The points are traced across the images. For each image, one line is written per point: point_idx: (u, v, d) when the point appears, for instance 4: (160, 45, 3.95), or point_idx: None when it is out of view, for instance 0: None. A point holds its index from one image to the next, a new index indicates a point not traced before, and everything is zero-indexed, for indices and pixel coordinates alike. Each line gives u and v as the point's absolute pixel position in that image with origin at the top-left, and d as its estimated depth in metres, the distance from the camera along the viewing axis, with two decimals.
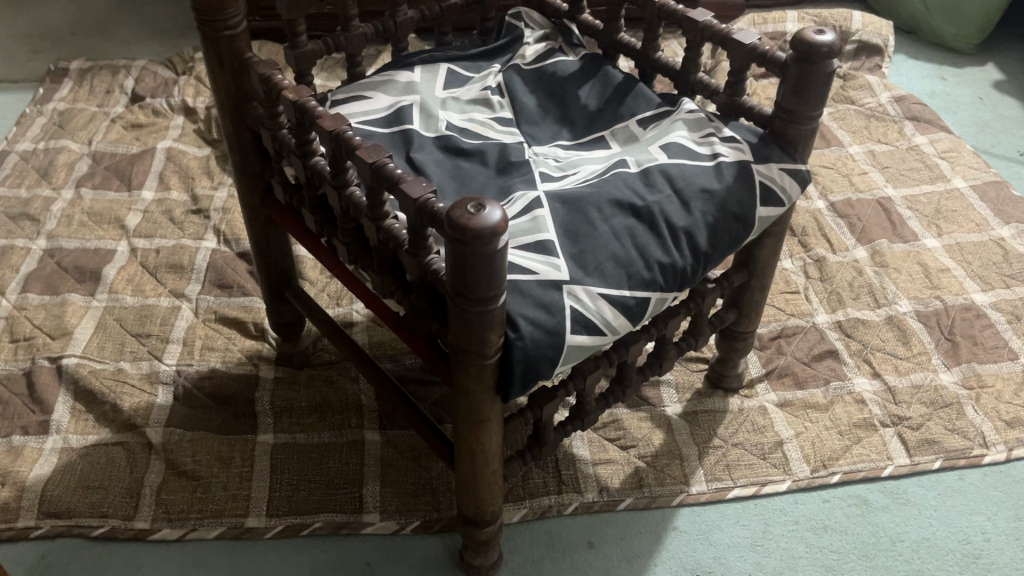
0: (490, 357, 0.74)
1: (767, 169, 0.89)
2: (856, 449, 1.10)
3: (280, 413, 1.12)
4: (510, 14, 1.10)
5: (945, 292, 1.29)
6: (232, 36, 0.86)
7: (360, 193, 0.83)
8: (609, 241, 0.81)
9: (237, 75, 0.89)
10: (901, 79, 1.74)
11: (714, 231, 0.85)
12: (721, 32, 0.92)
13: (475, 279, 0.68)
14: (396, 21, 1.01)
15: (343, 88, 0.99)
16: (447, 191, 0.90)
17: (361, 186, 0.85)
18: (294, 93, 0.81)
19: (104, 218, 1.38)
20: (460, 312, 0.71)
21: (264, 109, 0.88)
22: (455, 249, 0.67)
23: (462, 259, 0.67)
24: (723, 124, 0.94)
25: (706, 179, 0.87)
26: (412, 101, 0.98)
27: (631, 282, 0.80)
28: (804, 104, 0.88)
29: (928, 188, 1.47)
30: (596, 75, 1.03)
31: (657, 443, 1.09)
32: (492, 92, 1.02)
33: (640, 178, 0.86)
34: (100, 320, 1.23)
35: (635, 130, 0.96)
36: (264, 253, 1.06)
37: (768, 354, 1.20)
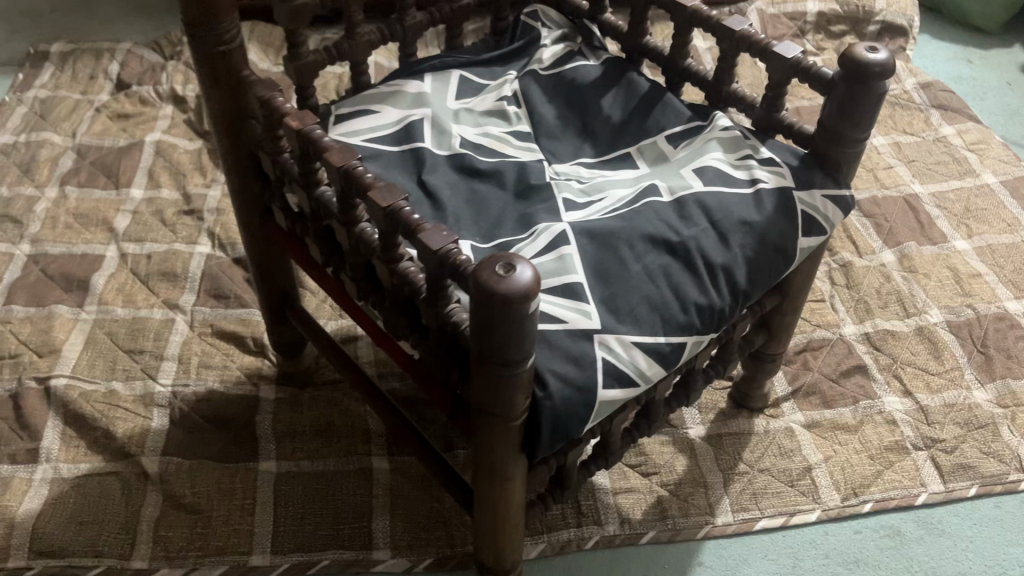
0: (515, 414, 0.67)
1: (809, 196, 0.82)
2: (888, 475, 1.05)
3: (283, 437, 1.06)
4: (526, 13, 1.02)
5: (977, 299, 1.23)
6: (227, 52, 0.79)
7: (371, 228, 0.76)
8: (643, 282, 0.75)
9: (233, 93, 0.82)
10: (925, 62, 1.67)
11: (754, 266, 0.79)
12: (759, 42, 0.85)
13: (504, 339, 0.61)
14: (404, 26, 0.93)
15: (347, 100, 0.91)
16: (464, 219, 0.83)
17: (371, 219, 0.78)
18: (297, 120, 0.74)
19: (92, 220, 1.31)
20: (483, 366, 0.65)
21: (263, 131, 0.80)
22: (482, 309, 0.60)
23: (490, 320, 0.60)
24: (759, 143, 0.87)
25: (744, 208, 0.80)
26: (423, 115, 0.90)
27: (666, 327, 0.74)
28: (851, 126, 0.81)
29: (956, 184, 1.40)
30: (619, 83, 0.96)
31: (680, 470, 1.04)
32: (508, 103, 0.94)
33: (673, 209, 0.80)
34: (89, 335, 1.16)
35: (664, 147, 0.89)
36: (263, 277, 0.99)
37: (795, 370, 1.15)
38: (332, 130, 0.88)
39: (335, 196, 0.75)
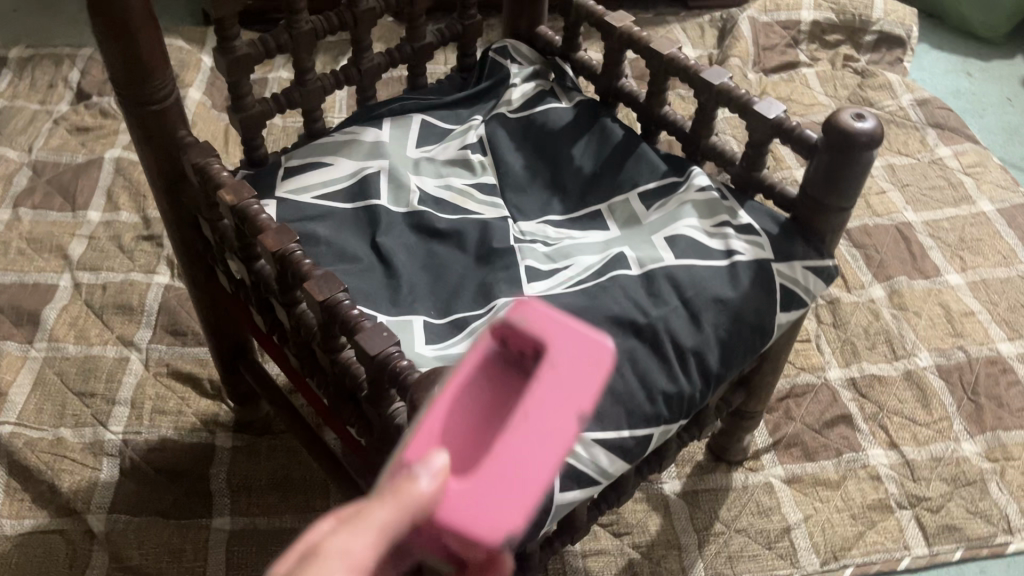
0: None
1: (788, 268, 0.77)
2: (870, 536, 1.00)
3: (238, 491, 1.02)
4: (495, 48, 0.95)
5: (968, 341, 1.18)
6: (161, 111, 0.73)
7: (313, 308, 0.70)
8: (607, 370, 0.69)
9: (169, 153, 0.76)
10: (923, 74, 1.60)
11: (727, 348, 0.73)
12: (740, 98, 0.79)
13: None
14: (360, 69, 0.86)
15: (298, 150, 0.85)
16: (420, 288, 0.77)
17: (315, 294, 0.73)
18: (231, 193, 0.68)
19: (45, 246, 1.25)
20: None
21: (200, 196, 0.74)
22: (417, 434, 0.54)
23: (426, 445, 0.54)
24: (737, 204, 0.81)
25: (718, 284, 0.74)
26: (379, 167, 0.84)
27: (631, 419, 0.69)
28: (835, 195, 0.75)
29: (951, 211, 1.34)
30: (591, 129, 0.90)
31: (653, 531, 1.00)
32: (472, 151, 0.88)
33: (642, 284, 0.74)
34: (38, 375, 1.11)
35: (636, 207, 0.83)
36: (212, 331, 0.93)
37: (776, 420, 1.09)
38: (279, 185, 0.82)
39: (274, 277, 0.69)
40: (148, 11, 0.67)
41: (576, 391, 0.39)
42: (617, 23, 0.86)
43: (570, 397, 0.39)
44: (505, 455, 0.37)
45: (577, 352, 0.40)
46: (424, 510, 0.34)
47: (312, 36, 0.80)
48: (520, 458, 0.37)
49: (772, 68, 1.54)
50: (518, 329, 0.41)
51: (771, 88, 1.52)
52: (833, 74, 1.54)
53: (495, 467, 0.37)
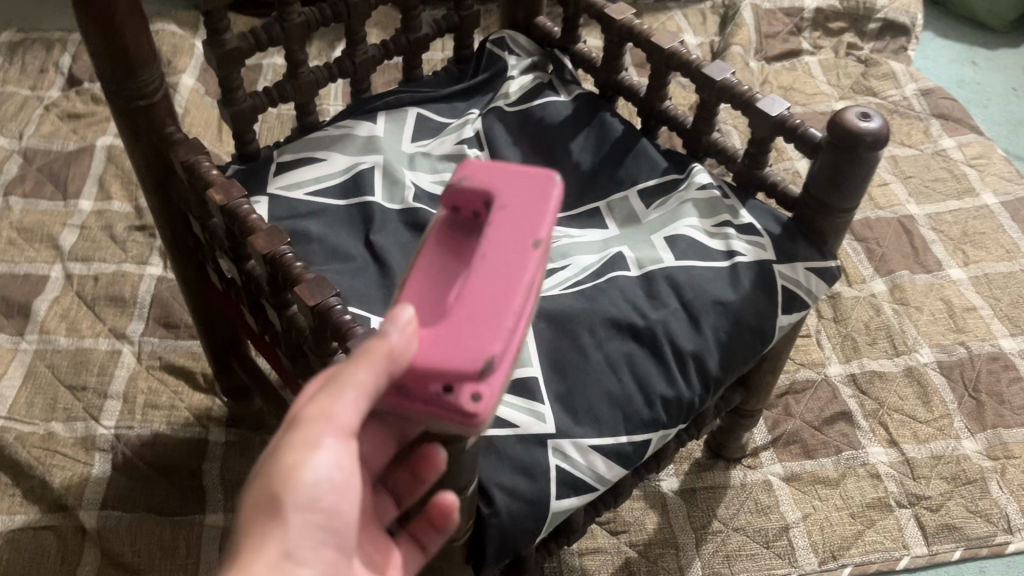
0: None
1: (790, 269, 0.75)
2: (869, 535, 0.99)
3: (231, 488, 1.01)
4: (492, 39, 0.93)
5: (970, 337, 1.17)
6: (148, 107, 0.71)
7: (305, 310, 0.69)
8: (605, 375, 0.68)
9: (156, 150, 0.74)
10: (927, 63, 1.57)
11: (727, 351, 0.72)
12: (742, 95, 0.77)
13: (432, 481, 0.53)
14: (355, 62, 0.84)
15: (291, 144, 0.83)
16: None
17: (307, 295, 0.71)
18: (221, 193, 0.66)
19: (36, 235, 1.23)
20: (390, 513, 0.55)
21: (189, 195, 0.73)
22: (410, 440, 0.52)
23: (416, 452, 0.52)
24: (739, 203, 0.79)
25: (719, 287, 0.73)
26: (374, 163, 0.82)
27: (629, 425, 0.68)
28: (839, 196, 0.74)
29: (954, 204, 1.32)
30: (590, 123, 0.88)
31: (650, 529, 0.99)
32: (468, 146, 0.86)
33: (641, 286, 0.73)
34: (29, 368, 1.09)
35: (636, 205, 0.81)
36: (205, 328, 0.92)
37: (776, 416, 1.08)
38: (271, 182, 0.80)
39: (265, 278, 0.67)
40: (135, 5, 0.65)
41: (520, 227, 0.49)
42: (617, 15, 0.84)
43: (520, 234, 0.48)
44: (475, 296, 0.46)
45: (524, 190, 0.50)
46: (397, 359, 0.43)
47: (305, 29, 0.78)
48: (487, 295, 0.46)
49: (775, 56, 1.52)
50: (465, 189, 0.50)
51: (773, 77, 1.50)
52: (836, 63, 1.52)
53: (466, 308, 0.45)
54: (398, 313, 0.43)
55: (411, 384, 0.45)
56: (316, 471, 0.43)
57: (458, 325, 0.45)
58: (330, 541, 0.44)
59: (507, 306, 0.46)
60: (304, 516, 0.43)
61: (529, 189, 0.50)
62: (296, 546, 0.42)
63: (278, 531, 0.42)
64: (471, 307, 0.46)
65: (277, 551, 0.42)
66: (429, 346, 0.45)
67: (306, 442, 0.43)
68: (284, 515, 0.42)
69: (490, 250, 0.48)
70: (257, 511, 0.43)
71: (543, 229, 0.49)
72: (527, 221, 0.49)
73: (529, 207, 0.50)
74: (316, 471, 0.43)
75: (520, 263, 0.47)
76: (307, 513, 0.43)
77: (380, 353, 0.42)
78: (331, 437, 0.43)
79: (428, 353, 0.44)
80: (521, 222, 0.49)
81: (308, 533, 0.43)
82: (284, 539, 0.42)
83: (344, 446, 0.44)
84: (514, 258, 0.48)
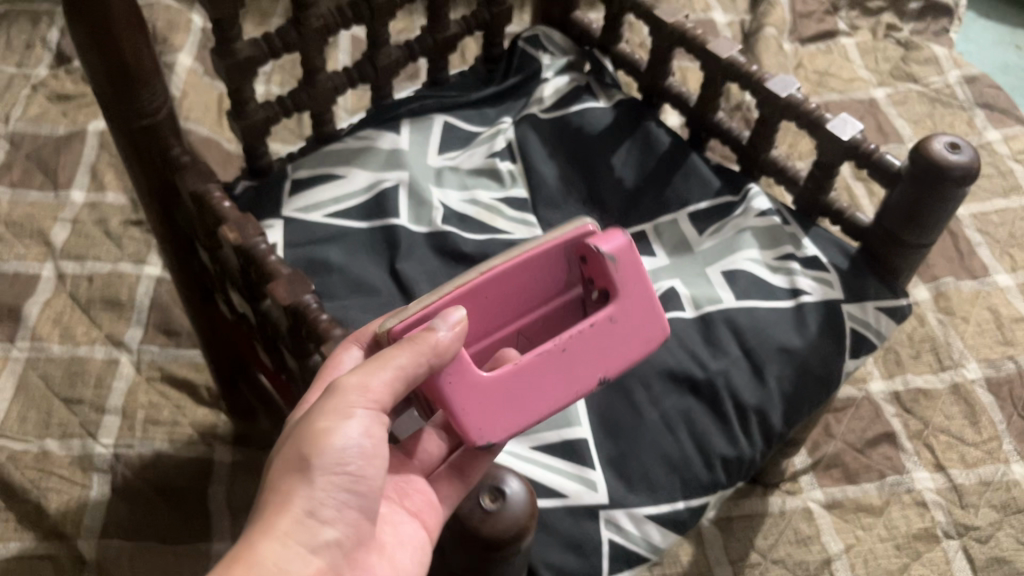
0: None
1: (860, 309, 0.68)
2: (915, 569, 0.94)
3: (239, 513, 0.95)
4: (525, 36, 0.85)
5: (1019, 351, 1.10)
6: (152, 126, 0.63)
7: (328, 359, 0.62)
8: (660, 434, 0.61)
9: (160, 173, 0.66)
10: (970, 46, 1.49)
11: (793, 404, 0.65)
12: (810, 113, 0.69)
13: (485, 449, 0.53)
14: (376, 66, 0.76)
15: (306, 158, 0.75)
16: None
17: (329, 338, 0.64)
18: (236, 232, 0.59)
19: (25, 230, 1.15)
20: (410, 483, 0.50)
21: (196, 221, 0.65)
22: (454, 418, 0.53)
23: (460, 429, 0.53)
24: (801, 231, 0.72)
25: (783, 331, 0.66)
26: (398, 180, 0.75)
27: (686, 490, 0.61)
28: (916, 232, 0.66)
29: (1001, 203, 1.25)
30: (633, 134, 0.80)
31: (684, 562, 0.93)
32: (500, 159, 0.79)
33: (698, 330, 0.66)
34: (21, 378, 1.02)
35: (686, 230, 0.74)
36: (212, 356, 0.85)
37: (815, 438, 1.03)
38: (286, 201, 0.72)
39: (284, 325, 0.60)
40: (137, 16, 0.57)
41: (606, 337, 0.51)
42: (668, 17, 0.75)
43: (602, 344, 0.51)
44: (528, 368, 0.49)
45: (640, 314, 0.52)
46: (438, 356, 0.45)
47: (323, 34, 0.70)
48: (536, 374, 0.49)
49: (809, 37, 1.43)
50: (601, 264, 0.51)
51: (808, 60, 1.41)
52: (874, 46, 1.44)
53: (515, 373, 0.49)
54: (451, 312, 0.46)
55: (430, 397, 0.48)
56: (347, 441, 0.42)
57: (495, 389, 0.48)
58: (351, 502, 0.42)
59: (541, 393, 0.49)
60: (331, 479, 0.41)
61: (646, 321, 0.51)
62: (320, 504, 0.41)
63: (303, 488, 0.41)
64: (521, 375, 0.49)
65: (303, 506, 0.40)
66: (466, 380, 0.47)
67: (340, 409, 0.42)
68: (312, 476, 0.41)
69: (572, 345, 0.50)
70: (285, 461, 0.42)
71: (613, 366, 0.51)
72: (614, 347, 0.51)
73: (630, 335, 0.51)
74: (351, 437, 0.42)
75: (578, 372, 0.50)
76: (333, 477, 0.41)
77: (427, 345, 0.44)
78: (365, 409, 0.42)
79: (461, 392, 0.47)
80: (610, 340, 0.51)
81: (333, 494, 0.41)
82: (310, 497, 0.41)
83: (379, 422, 0.43)
84: (580, 359, 0.50)
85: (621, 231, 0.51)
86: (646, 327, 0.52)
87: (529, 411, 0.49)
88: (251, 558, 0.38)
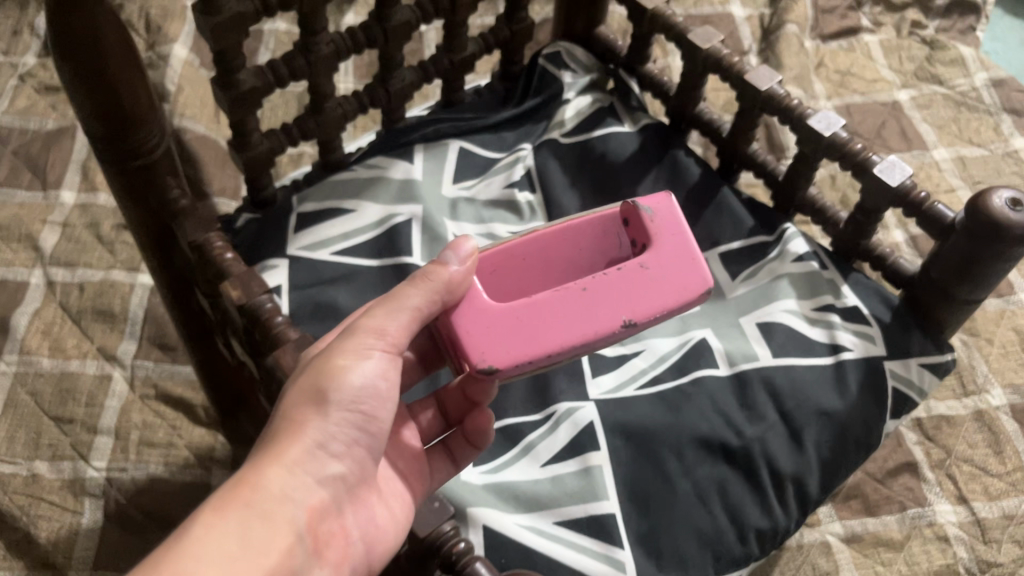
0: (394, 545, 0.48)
1: (902, 367, 0.64)
2: None
3: None
4: (546, 53, 0.80)
5: None
6: (148, 166, 0.58)
7: None
8: (691, 507, 0.58)
9: (155, 216, 0.61)
10: (997, 46, 1.44)
11: (831, 470, 0.61)
12: (856, 155, 0.64)
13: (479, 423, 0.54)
14: (388, 90, 0.71)
15: (313, 189, 0.70)
16: None
17: None
18: (239, 291, 0.54)
19: (11, 234, 1.06)
20: (410, 450, 0.52)
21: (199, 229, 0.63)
22: (457, 388, 0.55)
23: (461, 403, 0.55)
24: (841, 278, 0.68)
25: (822, 392, 0.62)
26: (411, 214, 0.70)
27: (719, 567, 0.57)
28: (968, 287, 0.62)
29: None
30: (660, 163, 0.75)
31: None
32: (519, 190, 0.74)
33: (732, 391, 0.62)
34: (8, 395, 0.96)
35: (717, 274, 0.69)
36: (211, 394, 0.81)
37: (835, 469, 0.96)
38: (291, 238, 0.67)
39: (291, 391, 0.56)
40: (131, 55, 0.52)
41: (636, 288, 0.48)
42: (702, 43, 0.70)
43: (630, 294, 0.48)
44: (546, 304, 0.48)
45: (677, 267, 0.49)
46: (451, 291, 0.47)
47: (333, 60, 0.64)
48: (551, 310, 0.48)
49: (831, 34, 1.38)
50: (639, 220, 0.50)
51: (829, 59, 1.36)
52: (898, 44, 1.38)
53: (527, 307, 0.48)
54: (463, 243, 0.47)
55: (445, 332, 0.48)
56: (363, 379, 0.44)
57: (506, 316, 0.47)
58: (359, 441, 0.45)
59: (554, 329, 0.47)
60: (344, 415, 0.44)
61: (680, 273, 0.49)
62: (330, 437, 0.43)
63: (317, 422, 0.43)
64: (535, 308, 0.48)
65: (315, 439, 0.43)
66: (477, 307, 0.48)
67: (358, 349, 0.44)
68: (327, 409, 0.43)
69: (592, 288, 0.48)
70: (301, 392, 0.44)
71: (640, 314, 0.48)
72: (644, 296, 0.48)
73: (664, 286, 0.49)
74: (367, 377, 0.44)
75: (599, 314, 0.48)
76: (346, 414, 0.44)
77: (440, 281, 0.46)
78: (382, 351, 0.45)
79: (469, 316, 0.47)
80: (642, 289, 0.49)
81: (343, 431, 0.44)
82: (321, 430, 0.43)
83: (393, 364, 0.46)
84: (602, 303, 0.48)
85: (667, 195, 0.51)
86: (682, 279, 0.49)
87: (540, 340, 0.47)
88: (260, 482, 0.40)
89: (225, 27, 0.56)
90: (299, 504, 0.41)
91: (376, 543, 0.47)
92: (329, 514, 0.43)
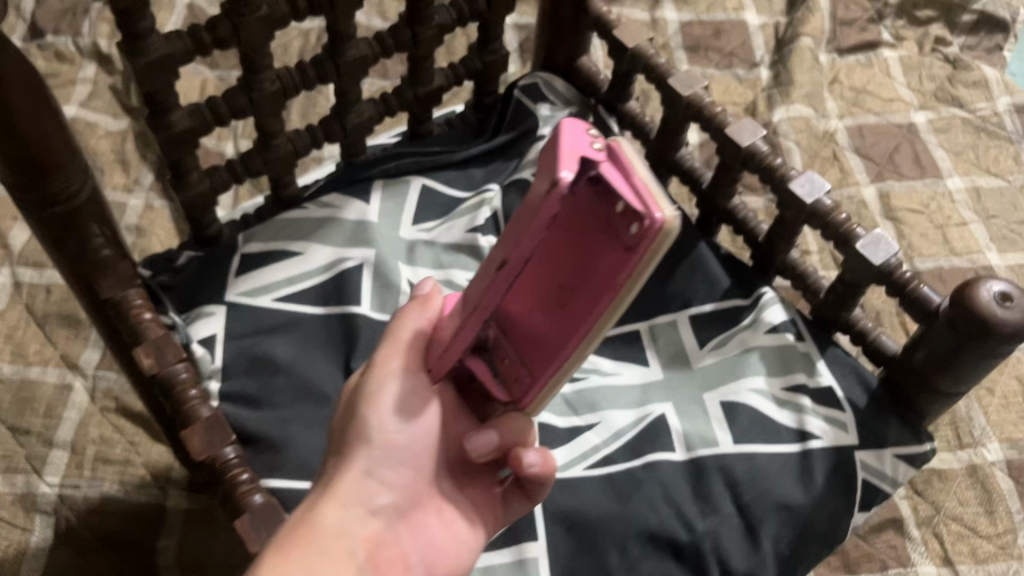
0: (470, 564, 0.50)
1: (874, 457, 0.59)
2: None
3: None
4: (522, 82, 0.75)
5: None
6: (69, 213, 0.53)
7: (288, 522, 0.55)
8: None
9: (74, 270, 0.56)
10: None
11: (788, 568, 0.57)
12: (840, 226, 0.59)
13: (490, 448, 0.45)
14: (345, 125, 0.66)
15: (261, 228, 0.66)
16: None
17: (272, 479, 0.57)
18: (150, 356, 0.51)
19: None
20: (480, 474, 0.51)
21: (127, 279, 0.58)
22: None
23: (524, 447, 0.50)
24: (817, 352, 0.63)
25: (784, 484, 0.58)
26: (362, 259, 0.65)
27: None
28: (949, 380, 0.57)
29: None
30: None
31: None
32: (482, 233, 0.68)
33: (687, 479, 0.58)
34: None
35: (686, 339, 0.64)
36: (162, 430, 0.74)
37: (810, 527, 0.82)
38: (231, 282, 0.63)
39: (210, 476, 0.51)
40: (42, 101, 0.47)
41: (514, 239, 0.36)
42: (684, 89, 0.65)
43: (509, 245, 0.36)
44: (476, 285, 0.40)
45: (592, 202, 0.35)
46: (427, 310, 0.46)
47: (279, 98, 0.60)
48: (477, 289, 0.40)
49: (849, 47, 1.17)
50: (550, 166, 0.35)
51: (845, 75, 1.15)
52: (919, 62, 1.17)
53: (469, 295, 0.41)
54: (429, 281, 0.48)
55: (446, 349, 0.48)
56: (393, 419, 0.45)
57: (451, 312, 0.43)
58: (404, 462, 0.46)
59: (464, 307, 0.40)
60: (385, 443, 0.45)
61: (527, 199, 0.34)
62: (377, 465, 0.45)
63: (363, 451, 0.45)
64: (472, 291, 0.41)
65: (358, 489, 0.44)
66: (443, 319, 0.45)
67: (385, 372, 0.45)
68: (368, 442, 0.45)
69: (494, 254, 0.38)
70: (342, 441, 0.45)
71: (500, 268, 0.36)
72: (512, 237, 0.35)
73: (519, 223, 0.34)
74: (399, 405, 0.45)
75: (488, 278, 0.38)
76: (388, 443, 0.45)
77: (422, 304, 0.47)
78: (405, 372, 0.45)
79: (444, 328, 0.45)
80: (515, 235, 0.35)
81: (387, 460, 0.45)
82: (369, 458, 0.45)
83: (421, 383, 0.45)
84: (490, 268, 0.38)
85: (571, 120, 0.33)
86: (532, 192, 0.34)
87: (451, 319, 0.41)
88: (315, 520, 0.42)
89: (151, 70, 0.52)
90: (355, 538, 0.43)
91: (441, 563, 0.48)
92: (387, 542, 0.45)
